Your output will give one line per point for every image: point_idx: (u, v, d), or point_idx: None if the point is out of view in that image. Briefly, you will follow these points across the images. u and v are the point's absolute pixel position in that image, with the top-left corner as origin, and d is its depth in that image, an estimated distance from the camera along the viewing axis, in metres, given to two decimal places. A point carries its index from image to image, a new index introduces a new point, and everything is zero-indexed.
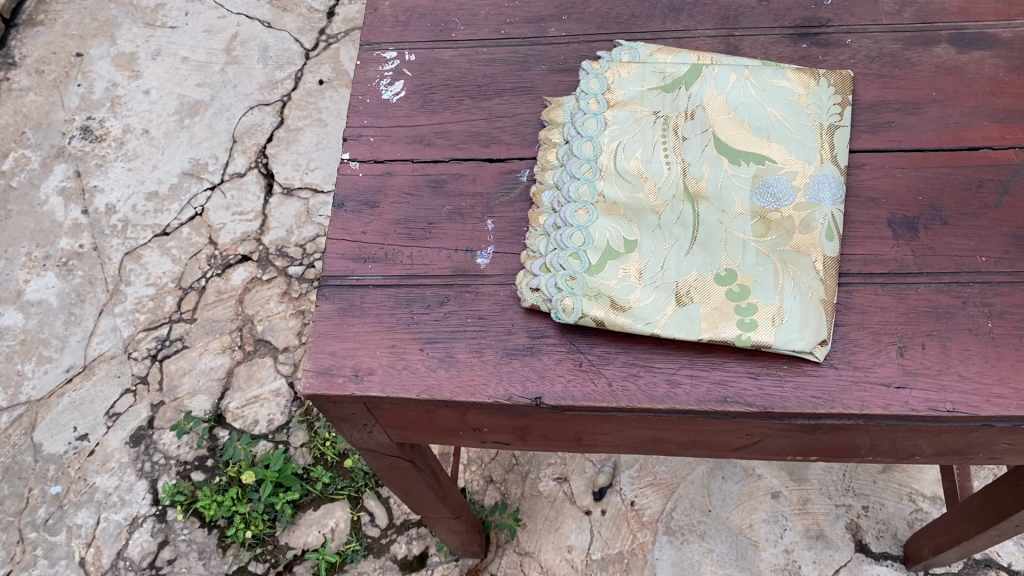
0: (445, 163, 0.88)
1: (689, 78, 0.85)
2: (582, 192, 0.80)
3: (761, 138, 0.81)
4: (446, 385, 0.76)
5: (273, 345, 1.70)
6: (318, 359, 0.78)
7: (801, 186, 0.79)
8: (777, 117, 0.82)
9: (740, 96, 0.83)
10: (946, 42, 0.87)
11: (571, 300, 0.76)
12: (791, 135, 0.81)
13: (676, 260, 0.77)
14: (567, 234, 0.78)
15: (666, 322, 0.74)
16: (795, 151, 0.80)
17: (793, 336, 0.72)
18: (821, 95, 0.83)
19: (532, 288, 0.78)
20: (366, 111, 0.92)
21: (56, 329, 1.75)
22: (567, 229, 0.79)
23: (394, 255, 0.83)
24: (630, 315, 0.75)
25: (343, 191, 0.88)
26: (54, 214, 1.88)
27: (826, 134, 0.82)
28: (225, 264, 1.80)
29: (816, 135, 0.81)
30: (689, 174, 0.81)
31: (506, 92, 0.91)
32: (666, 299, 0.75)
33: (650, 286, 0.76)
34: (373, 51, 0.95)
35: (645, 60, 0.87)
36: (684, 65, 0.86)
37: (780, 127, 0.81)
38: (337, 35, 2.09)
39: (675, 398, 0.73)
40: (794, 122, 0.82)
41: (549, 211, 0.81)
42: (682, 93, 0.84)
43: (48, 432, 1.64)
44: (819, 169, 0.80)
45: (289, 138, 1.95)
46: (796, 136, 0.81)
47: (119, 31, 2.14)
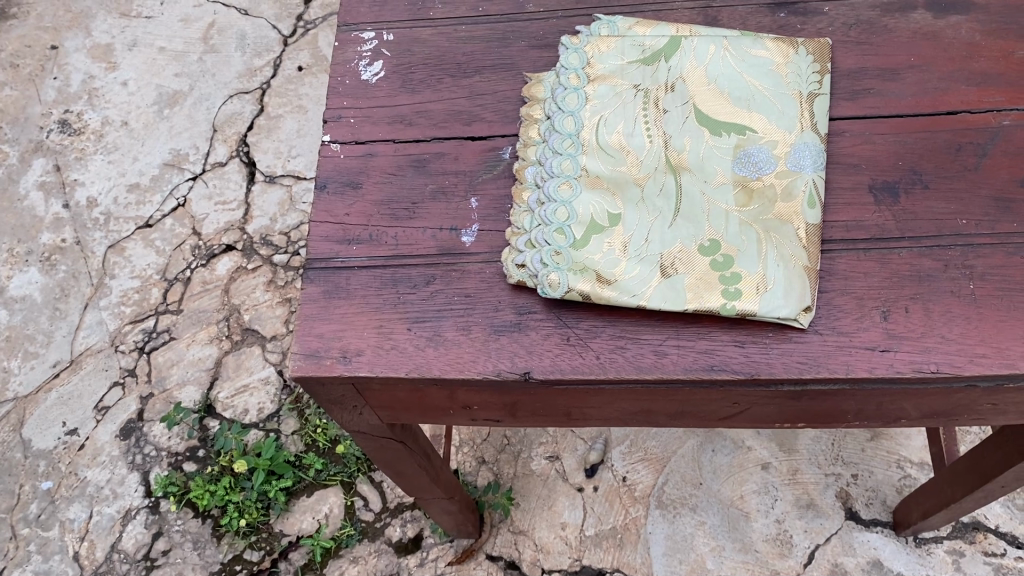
0: (427, 143, 0.87)
1: (668, 50, 0.85)
2: (565, 167, 0.80)
3: (742, 109, 0.81)
4: (434, 363, 0.76)
5: (261, 334, 1.70)
6: (306, 342, 0.78)
7: (782, 154, 0.79)
8: (757, 86, 0.82)
9: (719, 68, 0.83)
10: (922, 8, 0.87)
11: (557, 276, 0.76)
12: (770, 104, 0.81)
13: (660, 232, 0.77)
14: (550, 209, 0.79)
15: (652, 293, 0.75)
16: (775, 120, 0.81)
17: (777, 305, 0.73)
18: (800, 64, 0.83)
19: (517, 265, 0.78)
20: (346, 93, 0.91)
21: (41, 324, 1.74)
22: (551, 205, 0.79)
23: (379, 236, 0.83)
24: (616, 288, 0.75)
25: (325, 174, 0.87)
26: (35, 208, 1.87)
27: (806, 102, 0.82)
28: (210, 254, 1.80)
29: (796, 104, 0.82)
30: (670, 147, 0.81)
31: (485, 70, 0.90)
32: (650, 272, 0.75)
33: (634, 258, 0.76)
34: (351, 32, 0.95)
35: (625, 34, 0.87)
36: (663, 37, 0.86)
37: (759, 97, 0.82)
38: (315, 21, 2.07)
39: (663, 368, 0.73)
40: (773, 91, 0.82)
41: (533, 186, 0.81)
42: (662, 65, 0.84)
43: (37, 428, 1.64)
44: (800, 137, 0.80)
45: (269, 125, 1.94)
46: (776, 106, 0.81)
47: (94, 22, 2.12)
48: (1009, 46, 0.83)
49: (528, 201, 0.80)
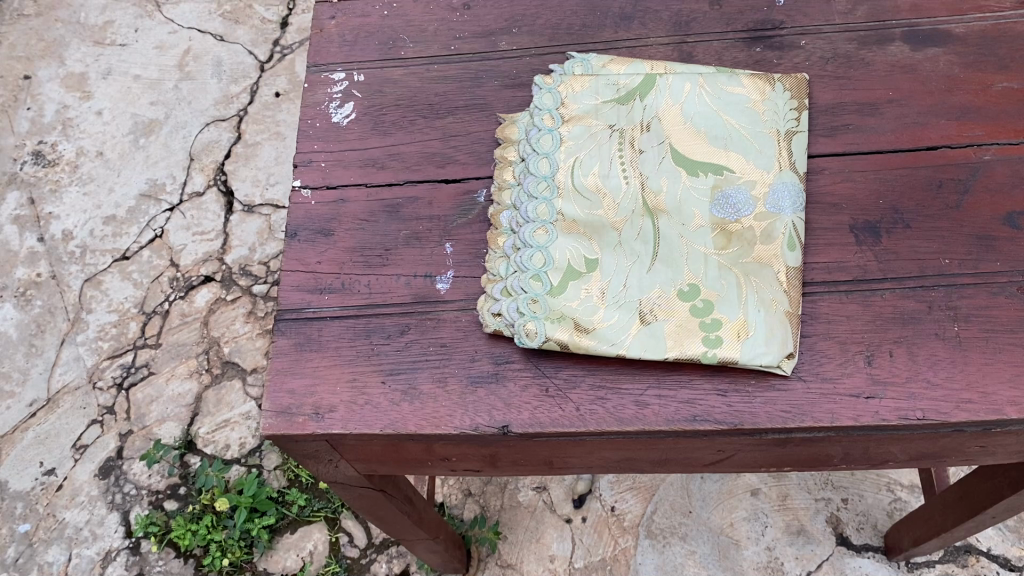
0: (400, 187, 0.85)
1: (643, 88, 0.83)
2: (541, 212, 0.78)
3: (719, 149, 0.80)
4: (410, 418, 0.74)
5: (241, 367, 1.68)
6: (278, 398, 0.76)
7: (760, 194, 0.78)
8: (734, 125, 0.81)
9: (696, 106, 0.82)
10: (899, 40, 0.85)
11: (534, 325, 0.74)
12: (747, 143, 0.80)
13: (639, 277, 0.76)
14: (525, 255, 0.77)
15: (632, 342, 0.73)
16: (752, 160, 0.79)
17: (759, 353, 0.71)
18: (777, 101, 0.82)
19: (494, 313, 0.76)
20: (316, 136, 0.89)
21: (17, 361, 1.71)
22: (527, 250, 0.77)
23: (352, 285, 0.81)
24: (595, 337, 0.73)
25: (296, 221, 0.85)
26: (9, 242, 1.84)
27: (785, 141, 0.80)
28: (188, 285, 1.77)
29: (775, 142, 0.80)
30: (647, 189, 0.79)
31: (459, 110, 0.88)
32: (629, 319, 0.74)
33: (612, 305, 0.75)
34: (321, 73, 0.93)
35: (599, 71, 0.85)
36: (637, 74, 0.84)
37: (736, 136, 0.80)
38: (291, 46, 2.05)
39: (645, 419, 0.71)
40: (750, 129, 0.80)
41: (507, 232, 0.79)
42: (636, 105, 0.83)
43: (14, 469, 1.61)
44: (778, 177, 0.78)
45: (247, 153, 1.91)
46: (753, 144, 0.80)
47: (68, 51, 2.09)
48: (989, 78, 0.82)
49: (503, 246, 0.78)
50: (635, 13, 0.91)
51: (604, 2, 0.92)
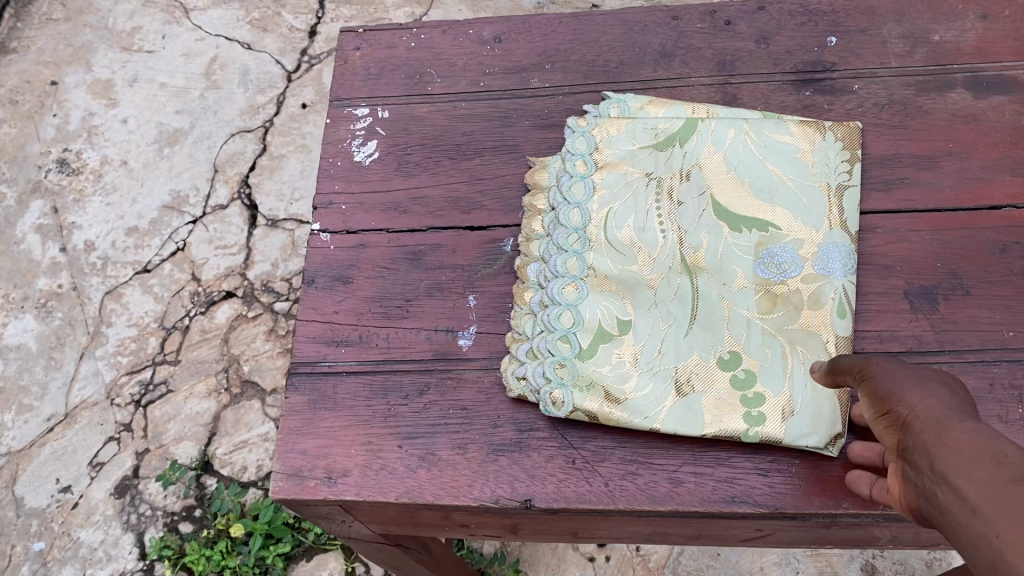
0: (423, 233, 0.81)
1: (684, 133, 0.78)
2: (571, 267, 0.73)
3: (764, 203, 0.74)
4: (427, 487, 0.69)
5: (261, 387, 1.65)
6: (289, 460, 0.72)
7: (808, 254, 0.72)
8: (781, 176, 0.75)
9: (739, 154, 0.76)
10: (960, 87, 0.79)
11: (561, 392, 0.69)
12: (795, 195, 0.74)
13: (675, 341, 0.70)
14: (552, 314, 0.72)
15: (666, 415, 0.68)
16: (800, 214, 0.74)
17: (805, 433, 0.66)
18: (827, 152, 0.76)
19: (518, 377, 0.71)
20: (336, 176, 0.85)
21: (36, 375, 1.69)
22: (554, 308, 0.72)
23: (369, 338, 0.77)
24: (626, 408, 0.68)
25: (314, 267, 0.81)
26: (32, 252, 1.82)
27: (836, 196, 0.75)
28: (209, 301, 1.74)
29: (824, 196, 0.74)
30: (685, 244, 0.74)
31: (487, 152, 0.84)
32: (664, 388, 0.69)
33: (645, 372, 0.69)
34: (344, 108, 0.89)
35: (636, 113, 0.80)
36: (678, 118, 0.79)
37: (783, 188, 0.75)
38: (319, 56, 2.01)
39: (679, 499, 0.66)
40: (798, 182, 0.75)
41: (533, 287, 0.74)
42: (676, 151, 0.77)
43: (29, 485, 1.59)
44: (828, 235, 0.73)
45: (272, 165, 1.88)
46: (801, 198, 0.74)
47: (95, 57, 2.06)
48: None
49: (529, 302, 0.73)
50: (676, 51, 0.85)
51: (643, 37, 0.87)
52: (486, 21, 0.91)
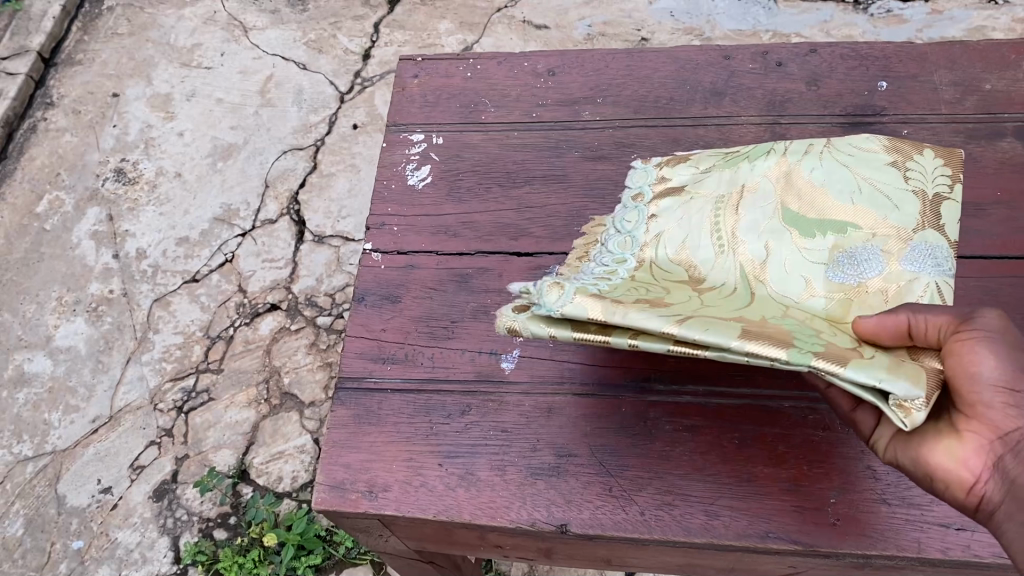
0: (471, 257, 0.83)
1: (752, 154, 0.78)
2: (610, 257, 0.72)
3: (846, 206, 0.72)
4: (466, 506, 0.71)
5: (300, 400, 1.67)
6: (332, 472, 0.74)
7: (895, 261, 0.68)
8: (865, 181, 0.72)
9: (822, 164, 0.75)
10: (1011, 135, 0.80)
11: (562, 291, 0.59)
12: (884, 201, 0.71)
13: (718, 306, 0.63)
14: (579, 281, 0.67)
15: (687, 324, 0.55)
16: (892, 217, 0.70)
17: (872, 374, 0.51)
18: (924, 164, 0.72)
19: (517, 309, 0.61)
20: (390, 198, 0.87)
21: (84, 376, 1.74)
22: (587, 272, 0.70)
23: (415, 356, 0.79)
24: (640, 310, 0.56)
25: (364, 285, 0.83)
26: (86, 257, 1.88)
27: (933, 206, 0.70)
28: (254, 312, 1.78)
29: (918, 202, 0.71)
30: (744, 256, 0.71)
31: (537, 180, 0.85)
32: (697, 317, 0.57)
33: (682, 311, 0.59)
34: (400, 133, 0.92)
35: (701, 153, 0.81)
36: (751, 149, 0.79)
37: (869, 193, 0.71)
38: (372, 78, 2.05)
39: (714, 531, 0.67)
40: (886, 185, 0.71)
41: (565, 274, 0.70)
42: (744, 167, 0.77)
43: (72, 484, 1.63)
44: (919, 241, 0.69)
45: (321, 183, 1.92)
46: (891, 202, 0.71)
47: (156, 71, 2.13)
48: None
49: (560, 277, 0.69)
50: (727, 90, 0.87)
51: (695, 76, 0.89)
52: (541, 54, 0.94)
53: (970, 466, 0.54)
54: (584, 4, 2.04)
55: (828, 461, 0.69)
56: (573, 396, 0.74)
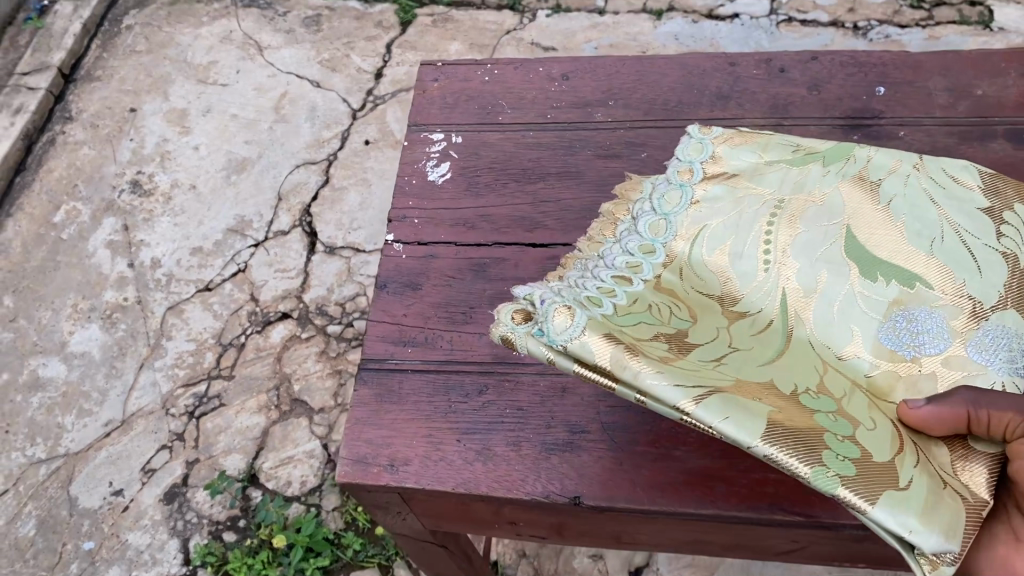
0: (488, 248, 0.87)
1: (830, 156, 0.78)
2: (644, 251, 0.73)
3: (923, 255, 0.69)
4: (482, 479, 0.74)
5: (309, 406, 1.70)
6: (354, 447, 0.77)
7: (962, 337, 0.65)
8: (954, 229, 0.71)
9: (909, 201, 0.73)
10: (1003, 137, 0.84)
11: (575, 319, 0.59)
12: (967, 263, 0.68)
13: (745, 361, 0.62)
14: (601, 286, 0.68)
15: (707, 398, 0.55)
16: (968, 284, 0.67)
17: (904, 524, 0.50)
18: (1016, 231, 0.70)
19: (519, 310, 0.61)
20: (411, 192, 0.92)
21: (98, 382, 1.77)
22: (616, 262, 0.72)
23: (435, 340, 0.82)
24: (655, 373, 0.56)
25: (386, 273, 0.87)
26: (101, 265, 1.92)
27: (1018, 277, 0.67)
28: (266, 320, 1.81)
29: (1005, 269, 0.68)
30: (793, 287, 0.70)
31: (551, 177, 0.90)
32: (718, 387, 0.56)
33: (704, 372, 0.58)
34: (420, 132, 0.96)
35: (769, 141, 0.81)
36: (825, 156, 0.79)
37: (949, 246, 0.69)
38: (384, 96, 2.11)
39: (719, 503, 0.70)
40: (973, 240, 0.70)
41: (592, 264, 0.72)
42: (812, 171, 0.77)
43: (84, 486, 1.65)
44: (992, 318, 0.65)
45: (333, 197, 1.96)
46: (974, 266, 0.68)
47: (172, 87, 2.19)
48: None
49: (588, 274, 0.70)
50: (732, 94, 0.92)
51: (701, 80, 0.94)
52: (555, 60, 0.99)
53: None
54: (591, 27, 2.10)
55: None
56: None
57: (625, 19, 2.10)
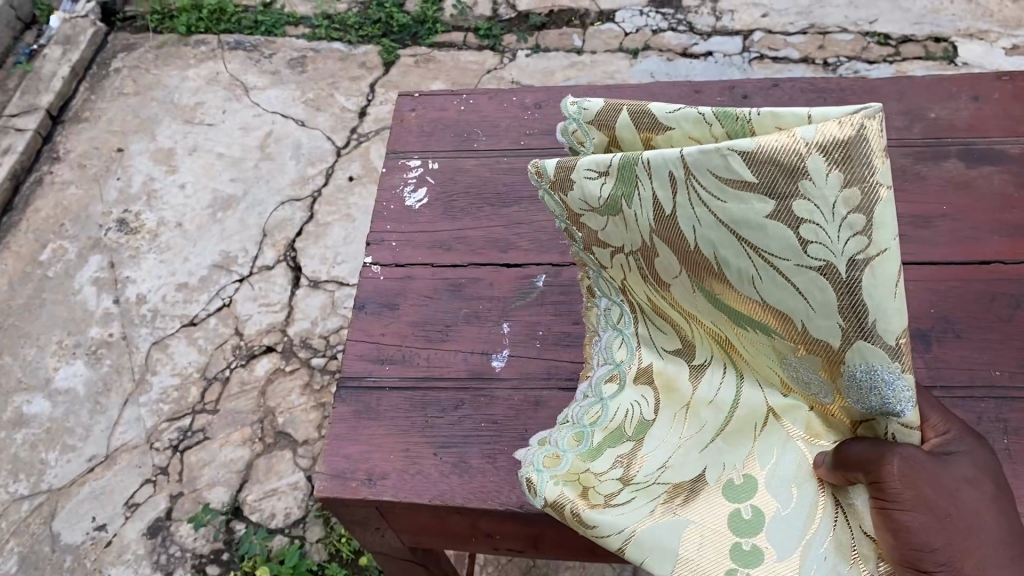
0: (464, 268, 0.90)
1: (626, 181, 0.57)
2: (620, 322, 0.73)
3: (765, 302, 0.52)
4: (458, 491, 0.75)
5: (293, 438, 1.71)
6: (333, 462, 0.79)
7: (842, 389, 0.52)
8: (765, 254, 0.49)
9: (709, 234, 0.53)
10: (955, 157, 0.89)
11: (539, 481, 0.63)
12: (800, 299, 0.49)
13: (688, 454, 0.64)
14: (589, 406, 0.70)
15: (640, 535, 0.59)
16: (812, 324, 0.49)
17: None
18: (819, 217, 0.44)
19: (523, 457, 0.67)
20: (389, 217, 0.95)
21: (81, 418, 1.78)
22: (604, 350, 0.73)
23: (412, 357, 0.85)
24: (600, 526, 0.60)
25: (365, 294, 0.90)
26: (86, 302, 1.93)
27: (850, 296, 0.45)
28: (250, 354, 1.83)
29: (830, 289, 0.46)
30: (713, 329, 0.63)
31: (525, 200, 0.93)
32: (652, 518, 0.60)
33: (649, 498, 0.62)
34: (399, 160, 1.00)
35: (577, 179, 0.61)
36: (620, 176, 0.58)
37: (777, 279, 0.49)
38: (368, 134, 2.15)
39: None
40: (793, 262, 0.47)
41: (598, 356, 0.74)
42: (628, 216, 0.59)
43: (67, 522, 1.65)
44: (854, 365, 0.48)
45: (317, 232, 1.99)
46: (803, 297, 0.49)
47: (159, 128, 2.22)
48: None
49: (590, 377, 0.73)
50: None
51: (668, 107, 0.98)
52: (529, 90, 1.03)
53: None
54: (569, 66, 2.15)
55: None
56: (558, 391, 0.80)
57: (603, 57, 2.15)
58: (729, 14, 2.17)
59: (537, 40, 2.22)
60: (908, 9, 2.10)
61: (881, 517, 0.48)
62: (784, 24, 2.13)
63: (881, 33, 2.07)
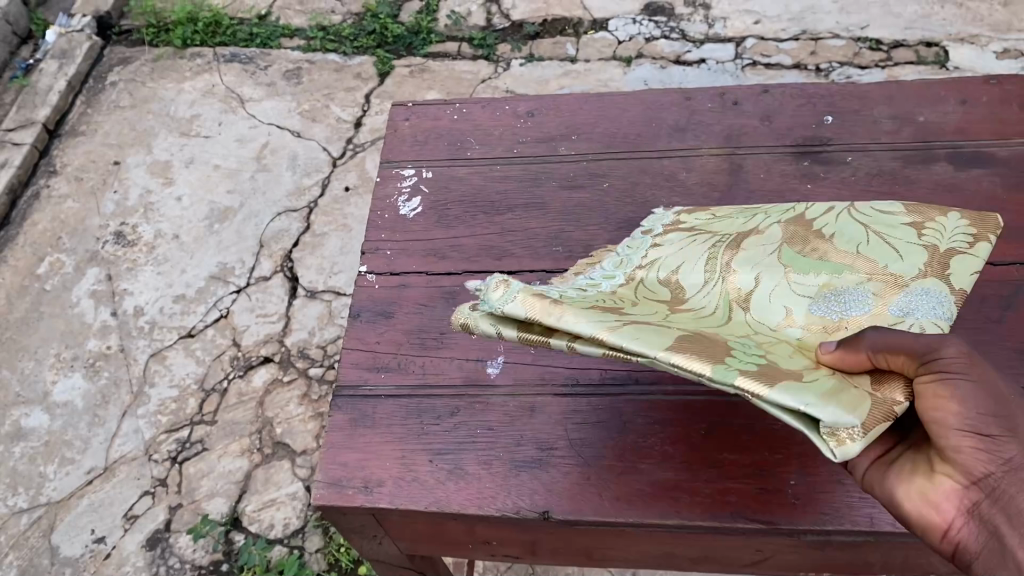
0: (458, 276, 0.90)
1: (772, 211, 0.84)
2: (609, 278, 0.79)
3: (850, 254, 0.74)
4: (454, 497, 0.75)
5: (292, 448, 1.71)
6: (330, 471, 0.79)
7: (888, 297, 0.69)
8: (878, 235, 0.75)
9: (833, 225, 0.78)
10: (944, 160, 0.90)
11: (514, 288, 0.66)
12: (891, 256, 0.73)
13: (673, 322, 0.67)
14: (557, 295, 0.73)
15: (621, 332, 0.60)
16: (890, 267, 0.72)
17: (801, 400, 0.53)
18: (947, 227, 0.74)
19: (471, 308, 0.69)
20: (384, 226, 0.96)
21: (80, 430, 1.78)
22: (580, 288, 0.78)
23: (408, 365, 0.85)
24: (573, 325, 0.61)
25: (360, 303, 0.91)
26: (84, 315, 1.93)
27: (937, 258, 0.71)
28: (248, 365, 1.83)
29: (924, 255, 0.71)
30: (737, 286, 0.75)
31: (518, 208, 0.94)
32: (640, 325, 0.62)
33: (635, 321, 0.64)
34: (393, 169, 1.01)
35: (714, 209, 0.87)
36: (765, 209, 0.85)
37: (876, 245, 0.74)
38: (364, 144, 2.16)
39: (682, 512, 0.72)
40: (900, 241, 0.74)
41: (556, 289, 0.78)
42: (757, 216, 0.83)
43: (66, 534, 1.65)
44: (920, 284, 0.69)
45: (314, 242, 2.00)
46: (895, 254, 0.73)
47: (156, 140, 2.23)
48: None
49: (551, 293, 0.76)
50: (687, 126, 0.97)
51: (660, 114, 0.99)
52: (521, 99, 1.04)
53: (943, 510, 0.54)
54: (563, 75, 2.16)
55: (788, 445, 0.74)
56: (554, 396, 0.80)
57: (596, 65, 2.16)
58: (721, 21, 2.19)
59: (531, 50, 2.24)
60: (899, 15, 2.12)
61: (937, 390, 0.53)
62: (777, 30, 2.14)
63: (873, 39, 2.08)
